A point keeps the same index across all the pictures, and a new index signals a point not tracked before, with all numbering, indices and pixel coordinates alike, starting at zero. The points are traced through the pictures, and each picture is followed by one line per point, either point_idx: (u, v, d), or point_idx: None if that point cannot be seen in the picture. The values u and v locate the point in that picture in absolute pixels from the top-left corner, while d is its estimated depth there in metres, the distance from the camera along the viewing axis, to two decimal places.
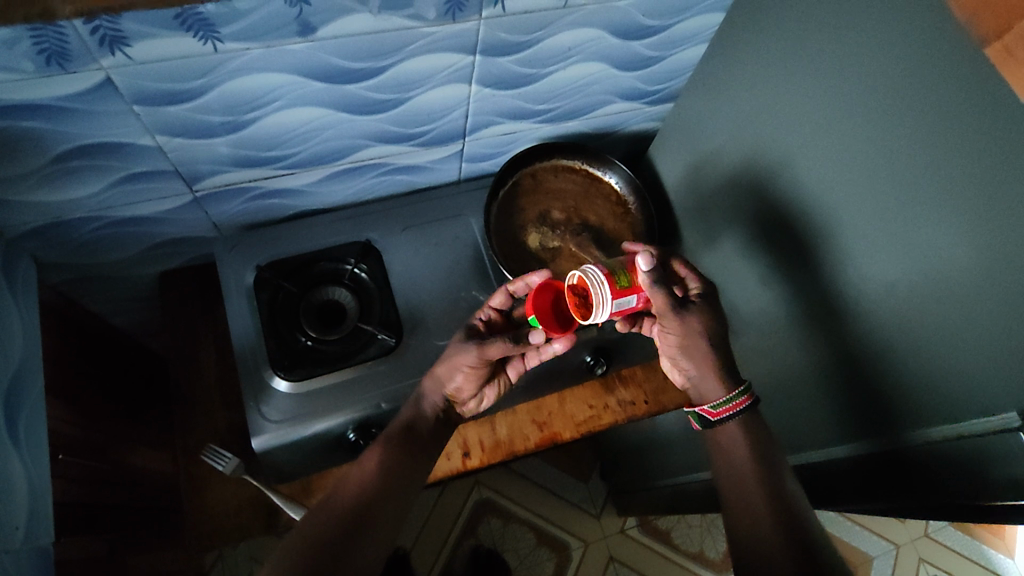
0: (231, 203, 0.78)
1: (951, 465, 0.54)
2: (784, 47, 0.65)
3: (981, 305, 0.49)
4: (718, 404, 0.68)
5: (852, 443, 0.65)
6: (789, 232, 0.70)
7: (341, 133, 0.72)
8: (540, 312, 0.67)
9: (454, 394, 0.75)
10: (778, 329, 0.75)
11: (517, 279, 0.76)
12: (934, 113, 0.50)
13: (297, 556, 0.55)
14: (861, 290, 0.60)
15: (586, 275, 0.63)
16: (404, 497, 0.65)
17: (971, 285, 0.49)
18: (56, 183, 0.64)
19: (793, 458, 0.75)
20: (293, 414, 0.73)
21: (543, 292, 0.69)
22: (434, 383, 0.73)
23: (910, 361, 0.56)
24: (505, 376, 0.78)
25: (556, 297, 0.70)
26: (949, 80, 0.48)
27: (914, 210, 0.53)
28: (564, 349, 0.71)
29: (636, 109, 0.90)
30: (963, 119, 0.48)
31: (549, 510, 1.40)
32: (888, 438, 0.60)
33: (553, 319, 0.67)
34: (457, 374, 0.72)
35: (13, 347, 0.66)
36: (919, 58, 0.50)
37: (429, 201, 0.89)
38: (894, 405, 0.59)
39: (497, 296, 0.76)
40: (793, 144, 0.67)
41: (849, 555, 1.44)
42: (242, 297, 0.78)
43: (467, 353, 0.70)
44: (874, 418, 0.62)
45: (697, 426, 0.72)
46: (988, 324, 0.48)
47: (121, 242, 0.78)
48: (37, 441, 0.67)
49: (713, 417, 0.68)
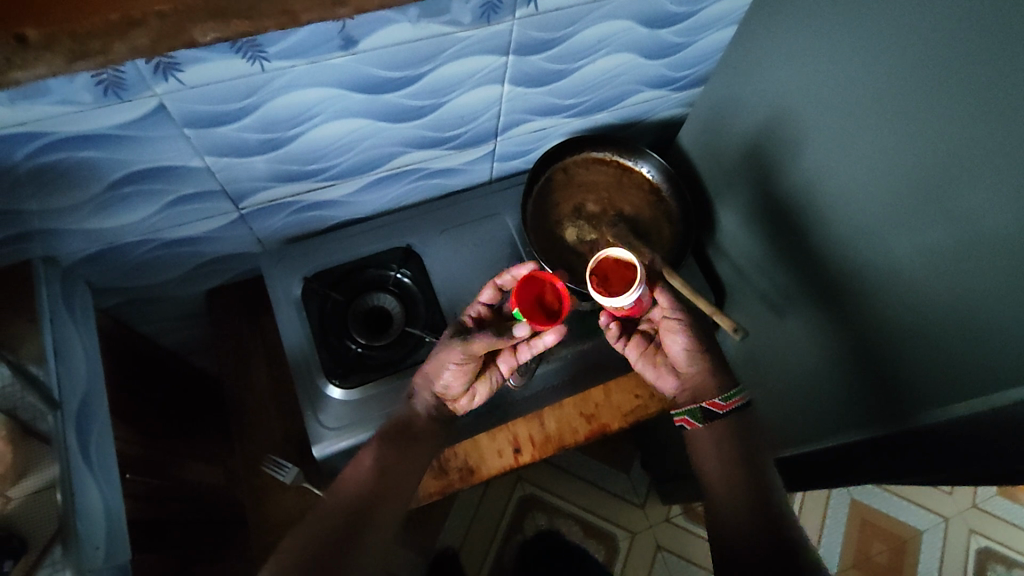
0: (274, 218, 0.79)
1: (964, 434, 0.53)
2: (815, 24, 0.65)
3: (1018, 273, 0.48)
4: (725, 398, 0.71)
5: (872, 420, 0.65)
6: (824, 211, 0.69)
7: (373, 142, 0.73)
8: (524, 305, 0.68)
9: (443, 391, 0.75)
10: (814, 312, 0.74)
11: (505, 273, 0.75)
12: (973, 83, 0.50)
13: (304, 550, 0.60)
14: (897, 267, 0.60)
15: (619, 256, 0.70)
16: (401, 490, 0.69)
17: (1010, 252, 0.49)
18: (110, 209, 0.66)
19: (810, 441, 0.75)
20: (349, 421, 0.75)
21: (530, 282, 0.69)
22: (423, 381, 0.74)
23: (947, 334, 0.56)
24: (495, 372, 0.78)
25: (541, 291, 0.70)
26: (993, 47, 0.48)
27: (955, 180, 0.53)
28: (557, 340, 0.70)
29: (664, 96, 0.89)
30: (1009, 87, 0.47)
31: (594, 502, 1.41)
32: (906, 421, 0.59)
33: (535, 308, 0.68)
34: (444, 371, 0.73)
35: (78, 374, 0.68)
36: (962, 26, 0.50)
37: (464, 202, 0.89)
38: (918, 378, 0.59)
39: (486, 291, 0.76)
40: (826, 124, 0.66)
41: (896, 530, 1.43)
42: (292, 310, 0.79)
43: (454, 349, 0.71)
44: (896, 393, 0.62)
45: (696, 424, 0.71)
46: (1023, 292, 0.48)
47: (171, 263, 0.80)
48: (111, 460, 0.69)
49: (722, 409, 0.70)
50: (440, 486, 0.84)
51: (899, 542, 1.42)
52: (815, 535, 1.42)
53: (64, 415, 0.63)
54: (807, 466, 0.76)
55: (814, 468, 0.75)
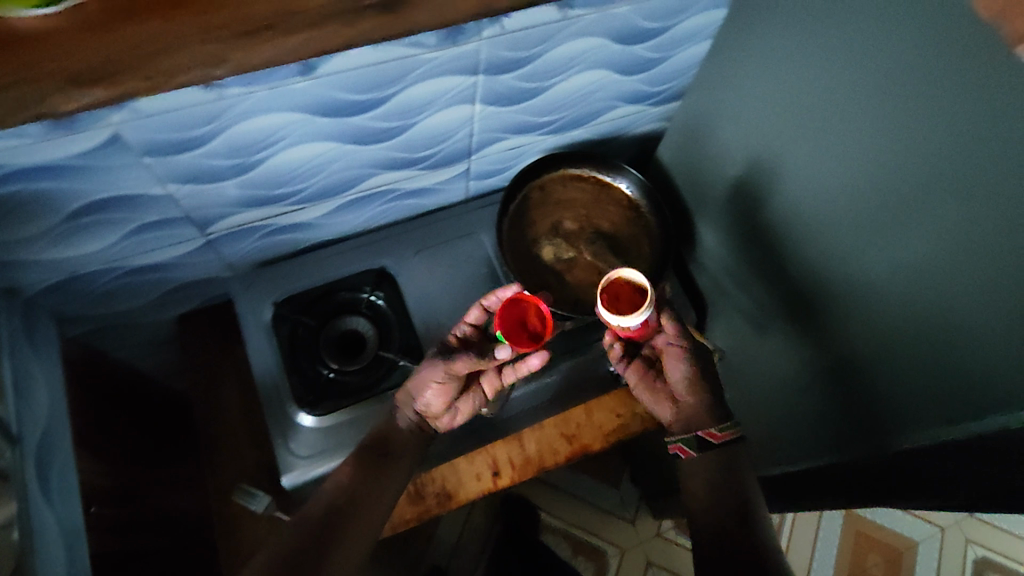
0: (243, 242, 0.78)
1: (959, 461, 0.52)
2: (787, 40, 0.63)
3: (1003, 297, 0.47)
4: (720, 429, 0.68)
5: (861, 441, 0.63)
6: (806, 229, 0.68)
7: (343, 164, 0.71)
8: (506, 326, 0.70)
9: (425, 409, 0.73)
10: (797, 330, 0.72)
11: (491, 294, 0.74)
12: (943, 103, 0.48)
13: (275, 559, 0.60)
14: (882, 288, 0.59)
15: (629, 279, 0.70)
16: (375, 509, 0.68)
17: (995, 275, 0.47)
18: (70, 239, 0.64)
19: (802, 461, 0.73)
20: (318, 449, 0.73)
21: (515, 304, 0.71)
22: (406, 398, 0.73)
23: (932, 357, 0.54)
24: (479, 393, 0.76)
25: (523, 315, 0.71)
26: (964, 69, 0.46)
27: (933, 199, 0.51)
28: (541, 365, 0.70)
29: (642, 111, 0.87)
30: (981, 108, 0.46)
31: (583, 518, 1.39)
32: (898, 441, 0.58)
33: (517, 329, 0.70)
34: (427, 390, 0.71)
35: (40, 408, 0.66)
36: (931, 46, 0.48)
37: (440, 222, 0.88)
38: (910, 400, 0.57)
39: (472, 311, 0.74)
40: (802, 140, 0.65)
41: (891, 541, 1.41)
42: (261, 335, 0.78)
43: (436, 369, 0.70)
44: (886, 413, 0.60)
45: (690, 453, 0.69)
46: (1010, 315, 0.47)
47: (139, 289, 0.79)
48: (74, 493, 0.68)
49: (715, 440, 0.68)
50: (416, 511, 0.83)
51: (894, 553, 1.41)
52: (809, 548, 1.40)
53: (24, 451, 0.61)
54: (796, 485, 0.75)
55: (804, 488, 0.73)
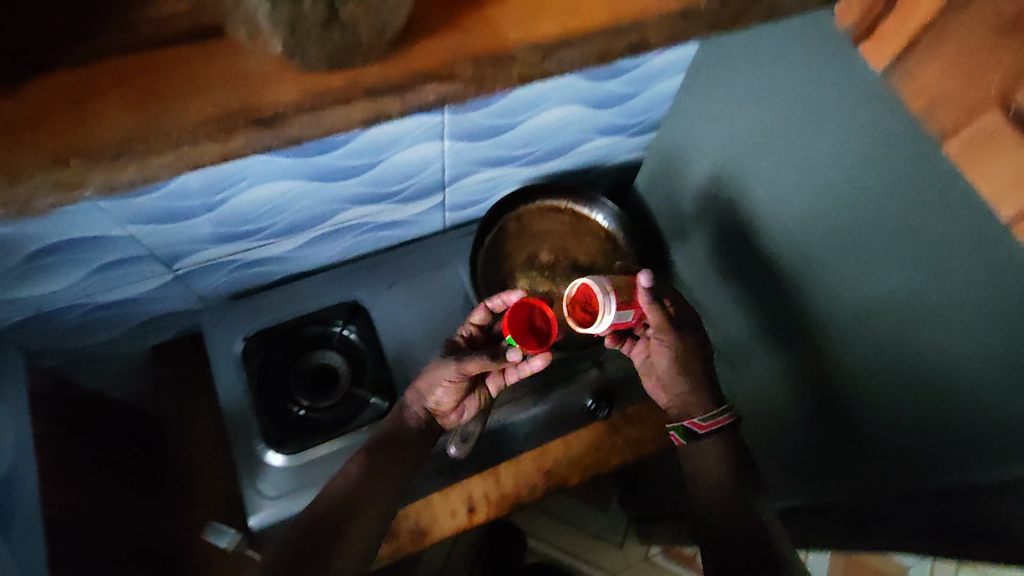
0: (212, 276, 0.77)
1: (956, 512, 0.50)
2: (750, 81, 0.62)
3: (975, 354, 0.46)
4: (704, 417, 0.67)
5: (858, 476, 0.61)
6: (777, 269, 0.66)
7: (311, 200, 0.70)
8: (516, 329, 0.62)
9: (435, 406, 0.72)
10: (775, 369, 0.71)
11: (496, 295, 0.72)
12: (901, 155, 0.47)
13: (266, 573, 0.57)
14: (853, 335, 0.57)
15: (591, 283, 0.60)
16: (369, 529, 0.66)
17: (965, 331, 0.46)
18: (32, 279, 0.63)
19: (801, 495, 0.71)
20: (288, 488, 0.73)
21: (523, 305, 0.63)
22: (416, 396, 0.72)
23: (909, 409, 0.53)
24: (484, 391, 0.75)
25: (531, 315, 0.63)
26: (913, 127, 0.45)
27: (896, 250, 0.50)
28: (545, 365, 0.67)
29: (619, 142, 0.86)
30: (933, 164, 0.45)
31: (571, 544, 1.36)
32: (893, 488, 0.56)
33: (529, 333, 0.62)
34: (438, 388, 0.70)
35: (10, 442, 0.64)
36: (882, 100, 0.47)
37: (416, 253, 0.87)
38: (894, 448, 0.56)
39: (478, 312, 0.72)
40: (768, 181, 0.64)
41: (882, 568, 1.39)
42: (232, 365, 0.77)
43: (447, 367, 0.68)
44: (873, 459, 0.58)
45: (678, 440, 0.69)
46: (984, 373, 0.45)
47: (108, 323, 0.78)
48: (46, 531, 0.66)
49: (702, 431, 0.67)
50: (389, 550, 0.82)
51: None
52: None
53: None
54: (802, 520, 0.73)
55: (811, 524, 0.71)
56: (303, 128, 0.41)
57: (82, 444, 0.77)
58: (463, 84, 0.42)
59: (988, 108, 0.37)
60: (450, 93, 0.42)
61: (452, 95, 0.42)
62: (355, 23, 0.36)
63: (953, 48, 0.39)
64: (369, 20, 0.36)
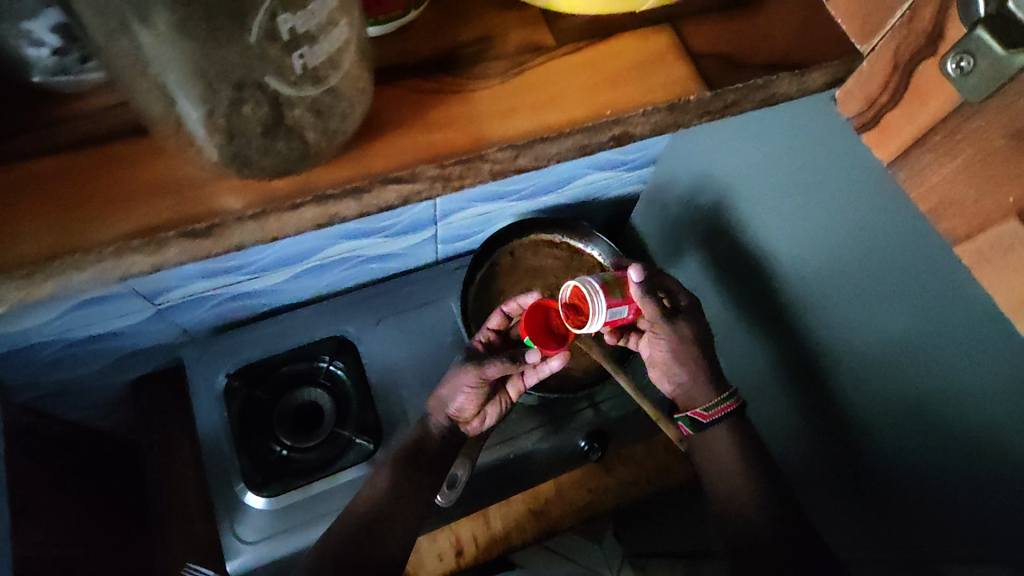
0: (195, 311, 0.75)
1: None
2: (749, 129, 0.61)
3: (981, 428, 0.44)
4: (710, 406, 0.66)
5: (870, 530, 0.59)
6: (775, 318, 0.64)
7: (299, 239, 0.69)
8: (534, 332, 0.61)
9: (457, 414, 0.70)
10: (778, 416, 0.69)
11: (511, 299, 0.70)
12: (901, 222, 0.46)
13: None
14: (853, 395, 0.56)
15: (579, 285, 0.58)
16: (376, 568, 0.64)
17: (968, 405, 0.45)
18: (10, 318, 0.60)
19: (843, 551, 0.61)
20: (270, 532, 0.71)
21: (536, 310, 0.62)
22: (437, 403, 0.70)
23: (916, 476, 0.51)
24: (506, 396, 0.72)
25: (547, 317, 0.62)
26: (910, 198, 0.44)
27: (896, 316, 0.49)
28: (563, 365, 0.65)
29: (616, 176, 0.84)
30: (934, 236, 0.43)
31: None
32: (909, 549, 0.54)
33: (548, 335, 0.61)
34: (459, 395, 0.68)
35: None
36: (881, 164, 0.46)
37: (408, 286, 0.85)
38: (907, 509, 0.53)
39: (494, 317, 0.71)
40: (766, 231, 0.62)
41: None
42: (213, 404, 0.75)
43: (466, 372, 0.66)
44: (887, 517, 0.56)
45: (688, 432, 0.70)
46: (990, 449, 0.44)
47: (89, 355, 0.76)
48: None
49: (706, 420, 0.67)
50: None
51: None
52: None
53: None
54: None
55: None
56: (245, 236, 0.40)
57: (62, 479, 0.75)
58: (425, 183, 0.41)
59: (1004, 215, 0.35)
60: (411, 196, 0.42)
61: (414, 193, 0.42)
62: (300, 128, 0.36)
63: (972, 139, 0.36)
64: (317, 125, 0.36)
